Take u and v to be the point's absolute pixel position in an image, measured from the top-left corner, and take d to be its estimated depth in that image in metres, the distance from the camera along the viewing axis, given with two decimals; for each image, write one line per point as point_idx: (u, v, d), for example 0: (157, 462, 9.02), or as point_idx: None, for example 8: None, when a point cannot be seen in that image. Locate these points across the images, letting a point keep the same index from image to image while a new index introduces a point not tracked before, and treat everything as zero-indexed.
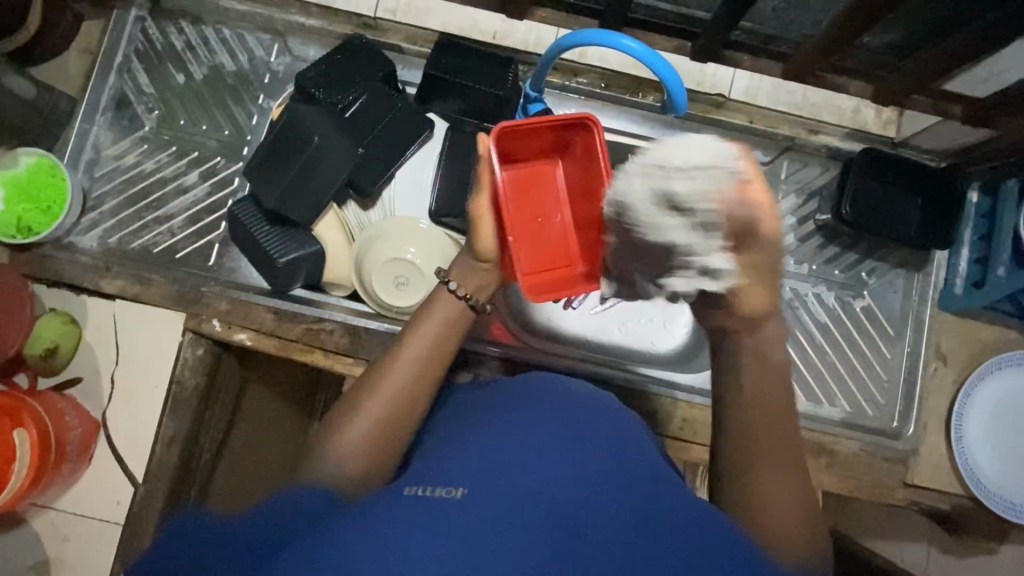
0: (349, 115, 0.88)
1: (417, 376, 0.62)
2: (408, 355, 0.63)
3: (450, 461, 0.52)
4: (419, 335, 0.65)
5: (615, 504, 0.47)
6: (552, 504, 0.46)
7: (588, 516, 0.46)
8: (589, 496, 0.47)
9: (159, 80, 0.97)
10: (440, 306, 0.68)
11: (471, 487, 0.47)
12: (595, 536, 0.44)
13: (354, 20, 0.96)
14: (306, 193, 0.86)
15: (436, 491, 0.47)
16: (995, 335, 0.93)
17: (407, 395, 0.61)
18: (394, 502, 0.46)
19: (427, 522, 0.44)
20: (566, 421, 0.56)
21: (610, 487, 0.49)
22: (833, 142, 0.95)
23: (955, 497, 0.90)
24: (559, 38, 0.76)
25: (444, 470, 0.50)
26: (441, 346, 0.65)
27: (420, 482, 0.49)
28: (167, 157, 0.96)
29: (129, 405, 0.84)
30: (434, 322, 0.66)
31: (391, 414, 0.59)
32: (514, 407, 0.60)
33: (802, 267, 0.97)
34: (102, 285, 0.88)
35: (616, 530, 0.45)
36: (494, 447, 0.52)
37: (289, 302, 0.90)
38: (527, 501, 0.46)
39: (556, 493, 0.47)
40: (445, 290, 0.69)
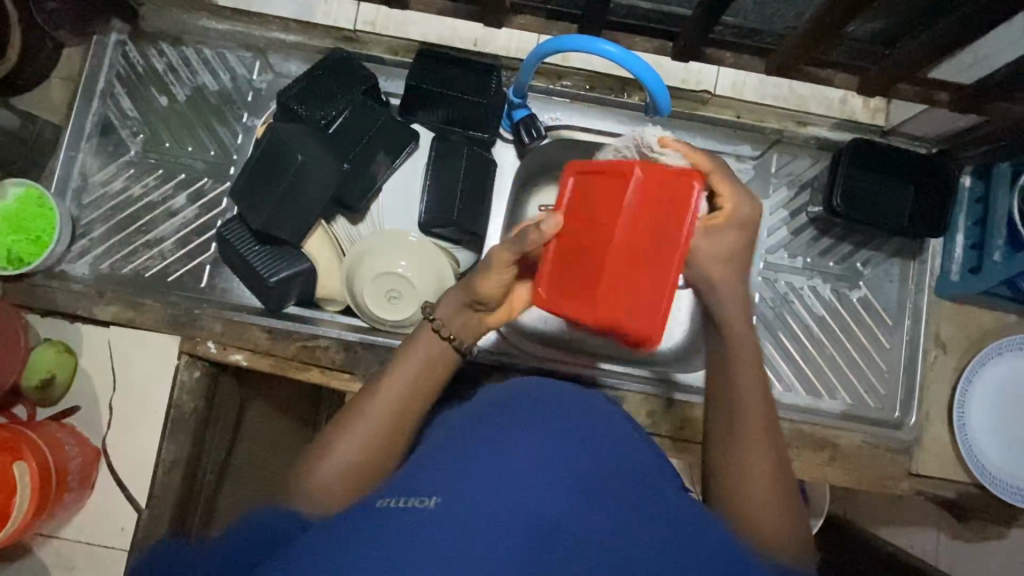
0: (333, 130, 0.87)
1: (395, 410, 0.61)
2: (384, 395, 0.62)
3: (430, 471, 0.51)
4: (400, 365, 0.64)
5: (592, 511, 0.46)
6: (525, 516, 0.44)
7: (561, 522, 0.44)
8: (565, 504, 0.46)
9: (143, 104, 0.97)
10: (425, 341, 0.66)
11: (444, 496, 0.46)
12: (567, 543, 0.43)
13: (335, 34, 0.95)
14: (294, 210, 0.85)
15: (408, 502, 0.46)
16: (995, 319, 0.92)
17: (391, 428, 0.60)
18: (365, 515, 0.45)
19: (398, 531, 0.43)
20: (550, 429, 0.54)
21: (589, 495, 0.48)
22: (822, 133, 0.94)
23: (959, 484, 0.89)
24: (540, 44, 0.75)
25: (419, 480, 0.49)
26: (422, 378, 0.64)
27: (394, 493, 0.48)
28: (155, 180, 0.96)
29: (128, 432, 0.84)
30: (414, 353, 0.65)
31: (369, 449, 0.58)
32: (493, 420, 0.58)
33: (796, 260, 0.96)
34: (96, 311, 0.89)
35: (590, 535, 0.44)
36: (473, 457, 0.51)
37: (284, 320, 0.90)
38: (501, 509, 0.45)
39: (531, 503, 0.46)
40: (428, 326, 0.67)
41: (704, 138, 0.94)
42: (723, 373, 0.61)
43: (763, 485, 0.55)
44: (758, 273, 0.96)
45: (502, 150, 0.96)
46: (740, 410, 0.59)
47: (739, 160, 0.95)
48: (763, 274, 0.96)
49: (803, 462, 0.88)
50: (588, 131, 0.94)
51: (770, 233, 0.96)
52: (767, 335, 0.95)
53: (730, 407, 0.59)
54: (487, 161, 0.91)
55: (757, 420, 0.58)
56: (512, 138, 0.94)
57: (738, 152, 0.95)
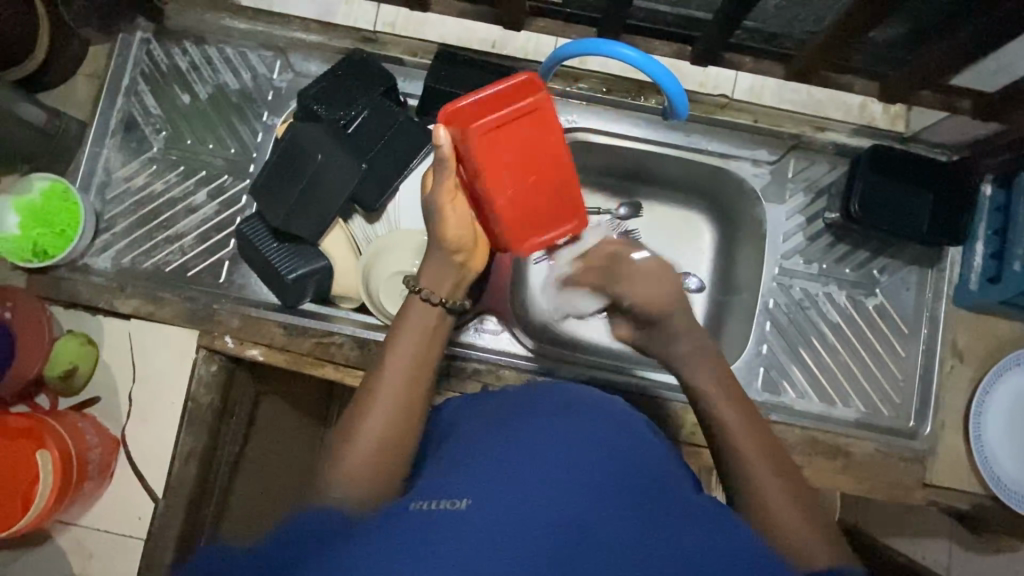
0: (351, 130, 0.88)
1: (407, 386, 0.61)
2: (390, 372, 0.62)
3: (459, 471, 0.52)
4: (397, 346, 0.64)
5: (621, 512, 0.47)
6: (556, 519, 0.45)
7: (586, 526, 0.45)
8: (594, 506, 0.47)
9: (166, 101, 0.98)
10: (413, 318, 0.66)
11: (475, 497, 0.47)
12: (598, 550, 0.44)
13: (354, 34, 0.96)
14: (313, 209, 0.86)
15: (441, 504, 0.47)
16: (1012, 329, 0.91)
17: (403, 407, 0.60)
18: (401, 517, 0.46)
19: (430, 535, 0.44)
20: (580, 429, 0.55)
21: (618, 498, 0.48)
22: (841, 138, 0.94)
23: (974, 495, 0.89)
24: (557, 48, 0.75)
25: (450, 482, 0.50)
26: (424, 354, 0.64)
27: (425, 496, 0.49)
28: (176, 177, 0.97)
29: (147, 425, 0.86)
30: (407, 331, 0.65)
31: (390, 427, 0.58)
32: (519, 417, 0.58)
33: (811, 266, 0.96)
34: (117, 305, 0.91)
35: (619, 536, 0.45)
36: (502, 456, 0.52)
37: (299, 317, 0.91)
38: (532, 512, 0.46)
39: (562, 507, 0.46)
40: (419, 298, 0.66)
41: (721, 141, 0.94)
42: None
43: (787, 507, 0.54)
44: (772, 278, 0.96)
45: None
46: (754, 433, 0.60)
47: (757, 165, 0.95)
48: (777, 280, 0.96)
49: (815, 469, 0.88)
50: (602, 134, 0.95)
51: (786, 238, 0.96)
52: (781, 341, 0.94)
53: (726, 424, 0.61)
54: None
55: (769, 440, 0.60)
56: None
57: (755, 157, 0.94)
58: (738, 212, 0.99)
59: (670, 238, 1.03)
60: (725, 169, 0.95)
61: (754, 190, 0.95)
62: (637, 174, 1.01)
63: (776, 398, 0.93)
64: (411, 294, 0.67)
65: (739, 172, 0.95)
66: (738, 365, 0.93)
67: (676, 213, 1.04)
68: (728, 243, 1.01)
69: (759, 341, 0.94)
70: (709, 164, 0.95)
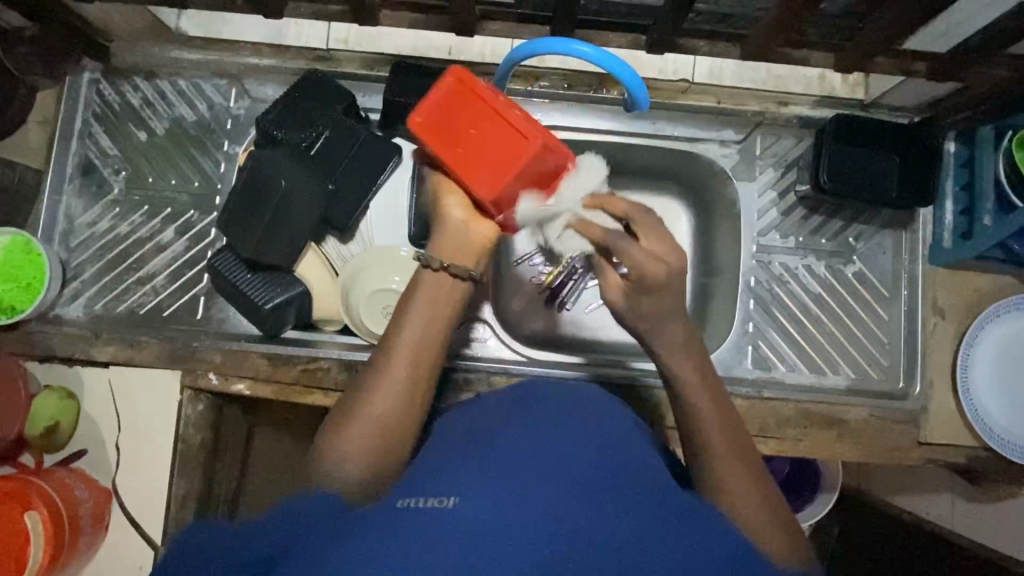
0: (314, 152, 0.86)
1: (414, 377, 0.61)
2: (398, 356, 0.61)
3: (446, 472, 0.50)
4: (409, 324, 0.62)
5: (609, 510, 0.46)
6: (544, 516, 0.45)
7: (575, 523, 0.45)
8: (582, 504, 0.46)
9: (122, 141, 0.96)
10: (428, 289, 0.63)
11: (463, 495, 0.46)
12: (584, 545, 0.44)
13: (308, 54, 0.94)
14: (282, 236, 0.84)
15: (429, 502, 0.46)
16: (990, 282, 0.92)
17: (413, 386, 0.60)
18: (389, 513, 0.45)
19: (419, 533, 0.43)
20: (570, 428, 0.55)
21: (607, 494, 0.48)
22: (803, 111, 0.95)
23: (969, 449, 0.90)
24: (512, 51, 0.75)
25: (437, 480, 0.49)
26: (434, 341, 0.62)
27: (413, 493, 0.48)
28: (140, 217, 0.95)
29: (140, 472, 0.84)
30: (420, 309, 0.62)
31: (393, 414, 0.58)
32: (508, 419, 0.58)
33: (789, 240, 0.96)
34: (94, 353, 0.89)
35: (607, 535, 0.44)
36: (491, 459, 0.51)
37: (283, 345, 0.90)
38: (520, 511, 0.45)
39: (551, 506, 0.46)
40: (431, 272, 0.63)
41: (686, 126, 0.95)
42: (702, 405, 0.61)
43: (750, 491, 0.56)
44: (751, 255, 0.96)
45: None
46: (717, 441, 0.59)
47: (724, 145, 0.96)
48: (756, 258, 0.96)
49: (812, 440, 0.89)
50: (569, 130, 0.95)
51: (760, 214, 0.96)
52: (765, 317, 0.95)
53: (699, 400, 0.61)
54: None
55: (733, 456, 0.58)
56: None
57: (721, 137, 0.95)
58: (707, 189, 1.00)
59: None
60: (693, 152, 0.96)
61: (724, 171, 0.96)
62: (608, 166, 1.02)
63: (767, 373, 0.93)
64: (419, 264, 0.64)
65: (708, 155, 0.96)
66: (726, 345, 0.94)
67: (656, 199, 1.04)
68: (704, 226, 1.02)
69: (745, 319, 0.94)
70: (676, 149, 0.96)
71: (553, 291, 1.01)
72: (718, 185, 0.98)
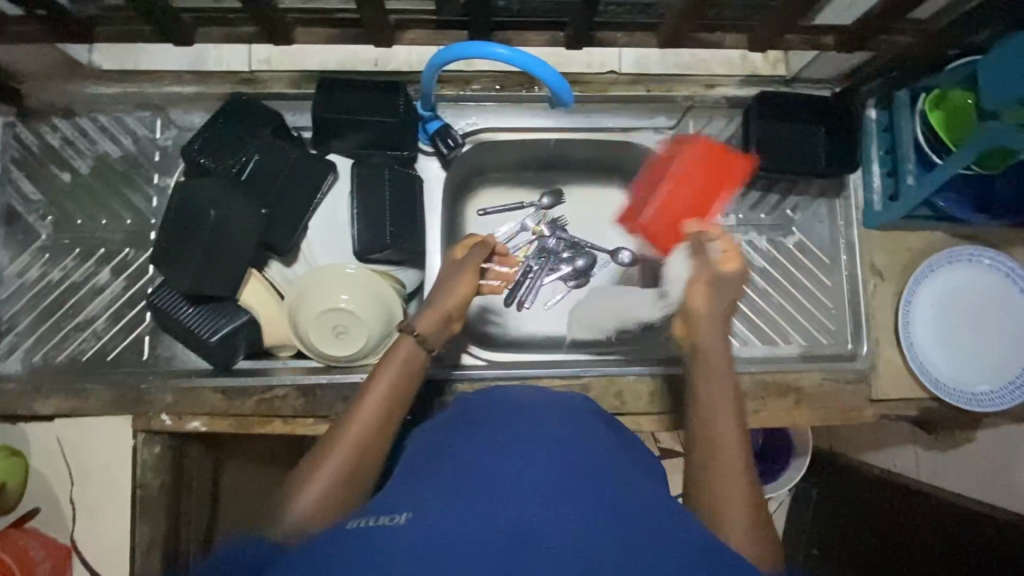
0: (246, 176, 0.85)
1: (376, 428, 0.64)
2: (364, 411, 0.65)
3: (403, 491, 0.50)
4: (376, 383, 0.67)
5: (563, 505, 0.46)
6: (498, 523, 0.44)
7: (530, 526, 0.44)
8: (536, 503, 0.46)
9: (46, 184, 0.93)
10: (396, 354, 0.70)
11: (415, 510, 0.46)
12: (540, 549, 0.43)
13: (231, 78, 0.93)
14: (221, 266, 0.82)
15: (378, 521, 0.45)
16: (922, 239, 0.96)
17: (372, 435, 0.64)
18: (341, 537, 0.45)
19: (368, 553, 0.42)
20: (530, 426, 0.54)
21: (566, 492, 0.47)
22: (730, 92, 0.97)
23: (919, 401, 0.94)
24: (432, 58, 0.75)
25: (390, 499, 0.48)
26: (399, 392, 0.67)
27: (364, 514, 0.47)
28: (73, 261, 0.92)
29: (98, 524, 0.81)
30: (389, 367, 0.69)
31: (354, 464, 0.62)
32: (471, 424, 0.57)
33: (729, 218, 0.99)
34: (37, 407, 0.85)
35: (560, 529, 0.44)
36: (449, 470, 0.50)
37: (235, 376, 0.88)
38: (473, 518, 0.44)
39: (507, 510, 0.45)
40: (410, 339, 0.71)
41: (619, 117, 0.97)
42: (712, 394, 0.64)
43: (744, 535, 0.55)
44: None
45: (425, 164, 0.96)
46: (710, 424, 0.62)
47: (658, 132, 0.97)
48: None
49: (772, 410, 0.91)
50: (505, 131, 0.96)
51: None
52: None
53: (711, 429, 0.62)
54: (411, 177, 0.91)
55: (734, 441, 0.61)
56: (433, 150, 0.95)
57: (654, 125, 0.97)
58: None
59: (598, 215, 1.06)
60: (629, 142, 0.97)
61: None
62: (550, 163, 1.04)
63: None
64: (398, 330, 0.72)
65: (643, 143, 0.97)
66: (679, 327, 0.96)
67: (600, 192, 1.06)
68: None
69: None
70: (611, 141, 0.98)
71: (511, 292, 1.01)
72: None
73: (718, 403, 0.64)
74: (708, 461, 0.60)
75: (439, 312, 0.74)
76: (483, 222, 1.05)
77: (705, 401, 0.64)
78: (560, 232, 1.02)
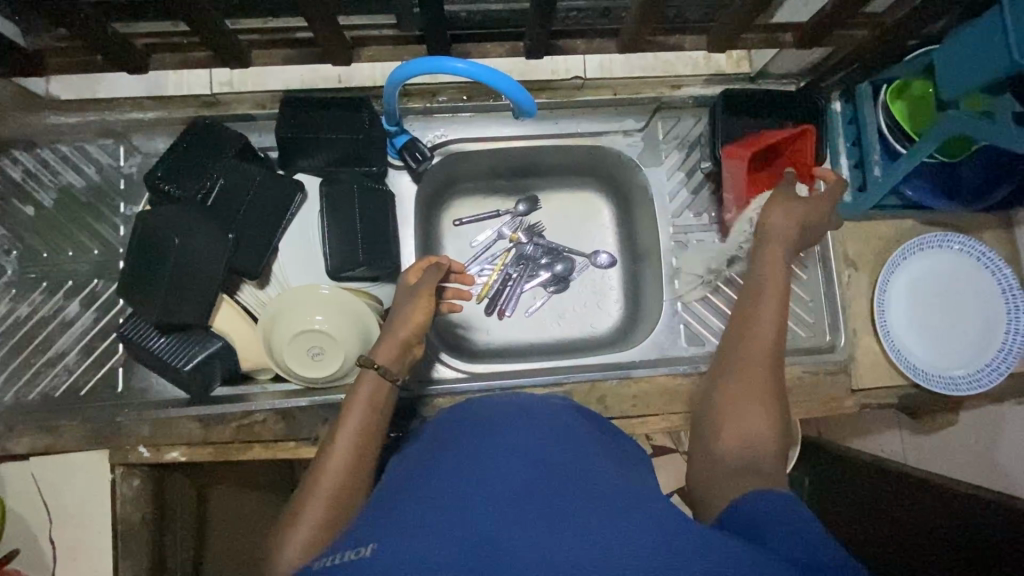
0: (211, 202, 0.84)
1: (352, 463, 0.64)
2: (336, 448, 0.65)
3: (371, 515, 0.48)
4: (345, 419, 0.68)
5: (532, 511, 0.44)
6: (465, 537, 0.42)
7: (496, 536, 0.42)
8: (505, 510, 0.44)
9: (8, 218, 0.91)
10: (363, 389, 0.70)
11: (379, 539, 0.43)
12: (509, 557, 0.40)
13: (193, 101, 0.91)
14: (191, 293, 0.81)
15: (345, 557, 0.43)
16: (893, 228, 0.97)
17: (351, 473, 0.64)
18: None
19: None
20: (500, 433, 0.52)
21: (534, 496, 0.45)
22: (696, 91, 0.97)
23: (900, 388, 0.94)
24: (392, 75, 0.75)
25: (359, 528, 0.46)
26: (370, 425, 0.68)
27: (335, 551, 0.45)
28: (40, 296, 0.90)
29: (77, 563, 0.79)
30: (355, 398, 0.69)
31: (338, 504, 0.61)
32: (441, 439, 0.56)
33: (703, 217, 0.99)
34: (10, 446, 0.83)
35: (525, 543, 0.41)
36: (416, 487, 0.48)
37: (212, 405, 0.86)
38: (439, 536, 0.42)
39: (471, 519, 0.43)
40: (375, 373, 0.71)
41: (587, 121, 0.97)
42: (761, 302, 0.67)
43: (764, 431, 0.59)
44: (670, 236, 0.98)
45: (396, 178, 0.96)
46: (741, 343, 0.66)
47: (627, 135, 0.98)
48: (675, 238, 0.98)
49: None
50: (473, 141, 0.96)
51: (672, 196, 0.98)
52: (693, 295, 0.97)
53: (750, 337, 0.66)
54: (382, 193, 0.89)
55: (765, 365, 0.64)
56: (402, 164, 0.94)
57: (624, 128, 0.97)
58: (622, 179, 1.03)
59: (574, 220, 1.06)
60: (599, 145, 0.98)
61: (631, 159, 0.98)
62: (524, 170, 1.03)
63: (702, 348, 0.95)
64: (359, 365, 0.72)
65: (613, 146, 0.98)
66: (658, 328, 0.96)
67: (575, 196, 1.07)
68: (625, 215, 1.05)
69: (672, 299, 0.96)
70: (581, 145, 0.98)
71: (490, 301, 1.02)
72: (628, 174, 1.00)
73: (759, 322, 0.66)
74: (741, 363, 0.64)
75: (395, 340, 0.75)
76: (460, 231, 1.05)
77: (747, 317, 0.67)
78: (537, 238, 1.03)
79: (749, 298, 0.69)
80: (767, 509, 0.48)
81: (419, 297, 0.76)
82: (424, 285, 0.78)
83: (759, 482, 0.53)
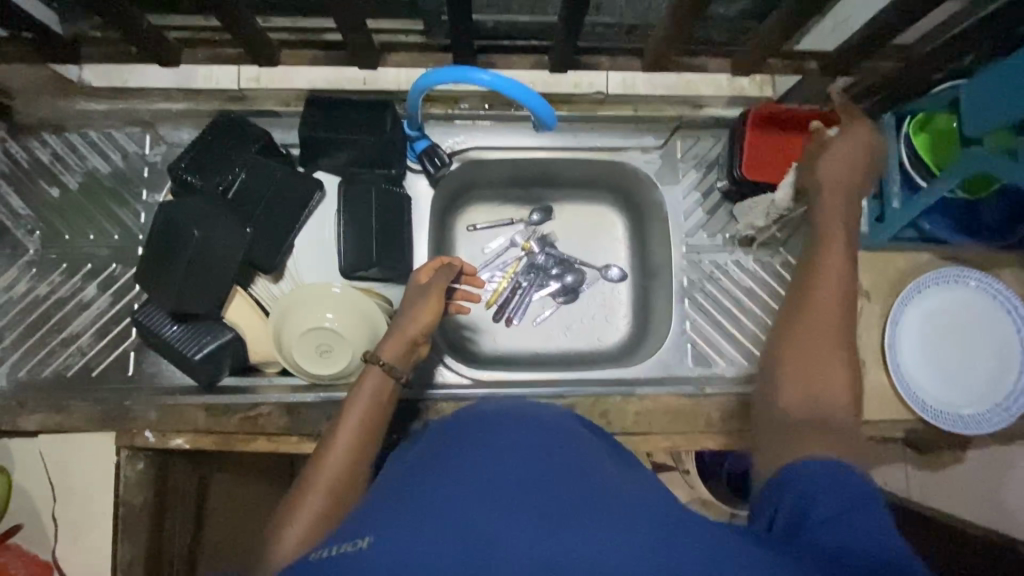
0: (232, 195, 0.86)
1: (352, 456, 0.66)
2: (338, 442, 0.66)
3: (366, 510, 0.48)
4: (349, 411, 0.69)
5: (529, 513, 0.44)
6: (461, 534, 0.42)
7: (492, 537, 0.42)
8: (502, 510, 0.44)
9: (34, 199, 0.93)
10: (368, 384, 0.72)
11: (377, 532, 0.44)
12: (503, 560, 0.40)
13: (220, 95, 0.93)
14: (206, 284, 0.83)
15: (341, 549, 0.44)
16: (909, 260, 0.96)
17: (351, 463, 0.65)
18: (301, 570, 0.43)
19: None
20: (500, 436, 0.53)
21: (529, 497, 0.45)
22: (718, 112, 0.97)
23: (907, 422, 0.93)
24: (416, 81, 0.76)
25: (354, 523, 0.47)
26: (373, 420, 0.69)
27: (330, 542, 0.46)
28: (59, 276, 0.92)
29: (79, 541, 0.80)
30: (362, 392, 0.71)
31: (338, 494, 0.62)
32: (439, 439, 0.56)
33: (716, 238, 0.99)
34: (20, 422, 0.85)
35: (522, 544, 0.41)
36: (414, 485, 0.49)
37: (220, 394, 0.88)
38: (435, 531, 0.42)
39: (469, 519, 0.43)
40: (380, 369, 0.72)
41: (606, 136, 0.97)
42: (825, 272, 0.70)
43: (830, 383, 0.64)
44: (683, 255, 0.98)
45: (413, 181, 0.97)
46: (810, 312, 0.68)
47: (646, 151, 0.98)
48: (687, 257, 0.98)
49: None
50: (491, 149, 0.96)
51: (687, 215, 0.98)
52: (701, 315, 0.97)
53: (815, 297, 0.69)
54: (398, 195, 0.90)
55: (833, 330, 0.67)
56: (420, 168, 0.95)
57: (642, 145, 0.98)
58: (637, 195, 1.03)
59: (588, 232, 1.06)
60: (617, 161, 0.98)
61: (648, 176, 0.98)
62: (540, 180, 1.04)
63: (709, 369, 0.95)
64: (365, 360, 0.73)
65: (632, 162, 0.98)
66: (665, 346, 0.96)
67: (590, 209, 1.07)
68: (639, 230, 1.05)
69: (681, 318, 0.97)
70: (598, 160, 0.98)
71: (499, 308, 1.03)
72: (644, 190, 1.01)
73: (829, 289, 0.69)
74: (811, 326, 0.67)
75: (400, 337, 0.75)
76: (473, 237, 1.05)
77: (813, 286, 0.70)
78: (549, 248, 1.04)
79: (817, 269, 0.71)
80: (821, 474, 0.52)
81: (427, 296, 0.76)
82: (433, 283, 0.78)
83: (826, 440, 0.58)
